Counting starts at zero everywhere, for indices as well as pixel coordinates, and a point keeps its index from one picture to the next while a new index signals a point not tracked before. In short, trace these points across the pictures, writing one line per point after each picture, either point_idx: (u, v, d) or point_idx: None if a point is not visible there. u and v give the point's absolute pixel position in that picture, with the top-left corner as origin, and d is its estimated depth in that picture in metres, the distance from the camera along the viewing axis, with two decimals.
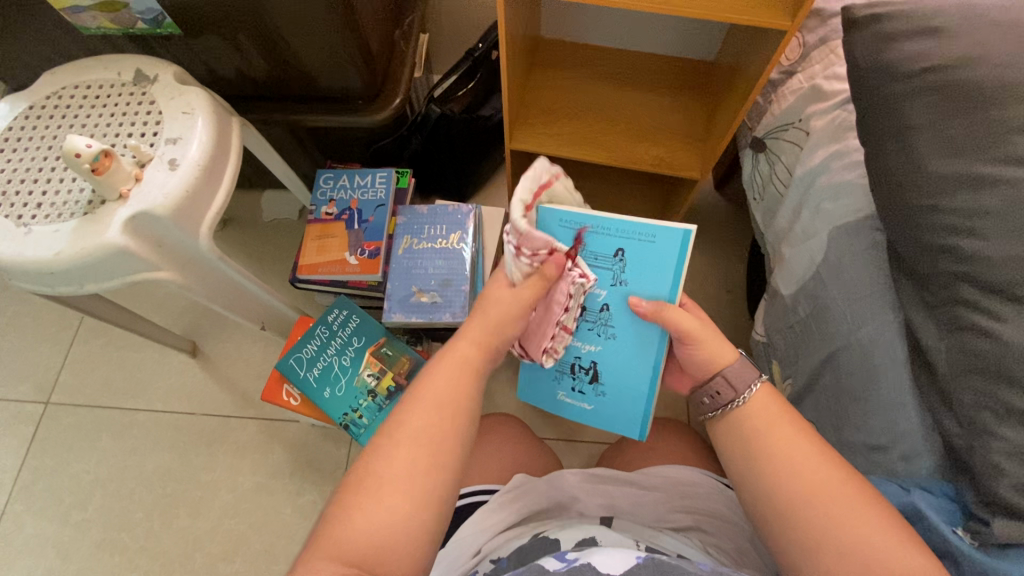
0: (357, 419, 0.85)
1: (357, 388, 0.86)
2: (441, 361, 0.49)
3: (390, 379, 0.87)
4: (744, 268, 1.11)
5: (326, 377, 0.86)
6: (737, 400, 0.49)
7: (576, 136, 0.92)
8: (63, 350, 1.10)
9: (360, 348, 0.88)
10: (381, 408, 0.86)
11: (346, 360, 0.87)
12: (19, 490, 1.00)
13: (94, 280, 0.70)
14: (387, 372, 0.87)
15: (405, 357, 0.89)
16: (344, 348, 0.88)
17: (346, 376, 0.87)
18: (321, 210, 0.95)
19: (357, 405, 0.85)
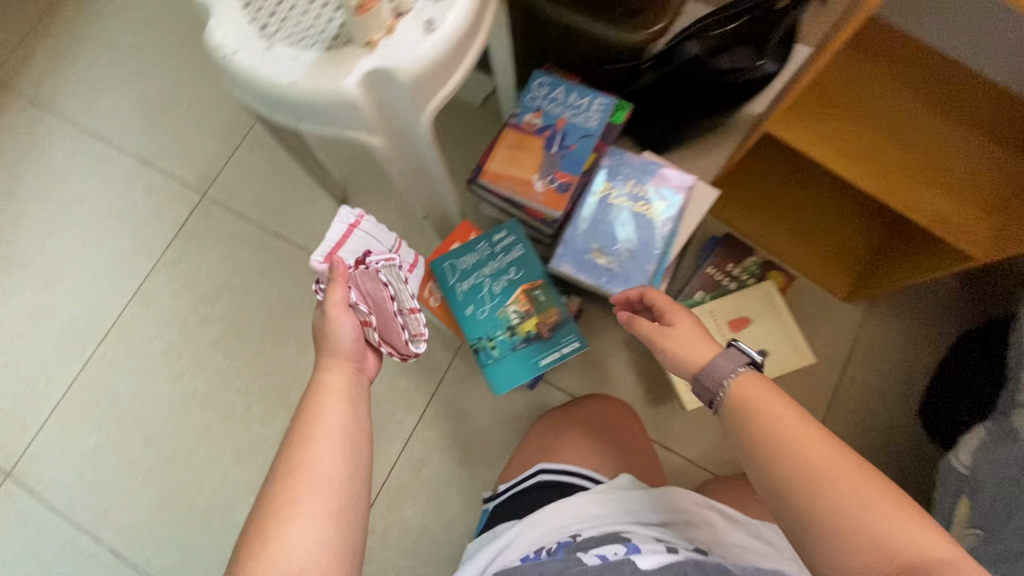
0: (489, 348, 0.83)
1: (500, 319, 0.83)
2: (315, 490, 0.50)
3: (533, 324, 0.84)
4: (930, 360, 1.01)
5: (505, 294, 0.84)
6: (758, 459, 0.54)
7: (852, 153, 0.77)
8: (229, 150, 1.18)
9: (514, 281, 0.84)
10: (516, 347, 0.83)
11: (497, 287, 0.84)
12: (164, 262, 1.13)
13: (308, 119, 0.65)
14: (533, 316, 0.84)
15: (554, 309, 0.84)
16: (499, 274, 0.84)
17: (492, 302, 0.84)
18: (524, 117, 0.89)
19: (493, 335, 0.83)
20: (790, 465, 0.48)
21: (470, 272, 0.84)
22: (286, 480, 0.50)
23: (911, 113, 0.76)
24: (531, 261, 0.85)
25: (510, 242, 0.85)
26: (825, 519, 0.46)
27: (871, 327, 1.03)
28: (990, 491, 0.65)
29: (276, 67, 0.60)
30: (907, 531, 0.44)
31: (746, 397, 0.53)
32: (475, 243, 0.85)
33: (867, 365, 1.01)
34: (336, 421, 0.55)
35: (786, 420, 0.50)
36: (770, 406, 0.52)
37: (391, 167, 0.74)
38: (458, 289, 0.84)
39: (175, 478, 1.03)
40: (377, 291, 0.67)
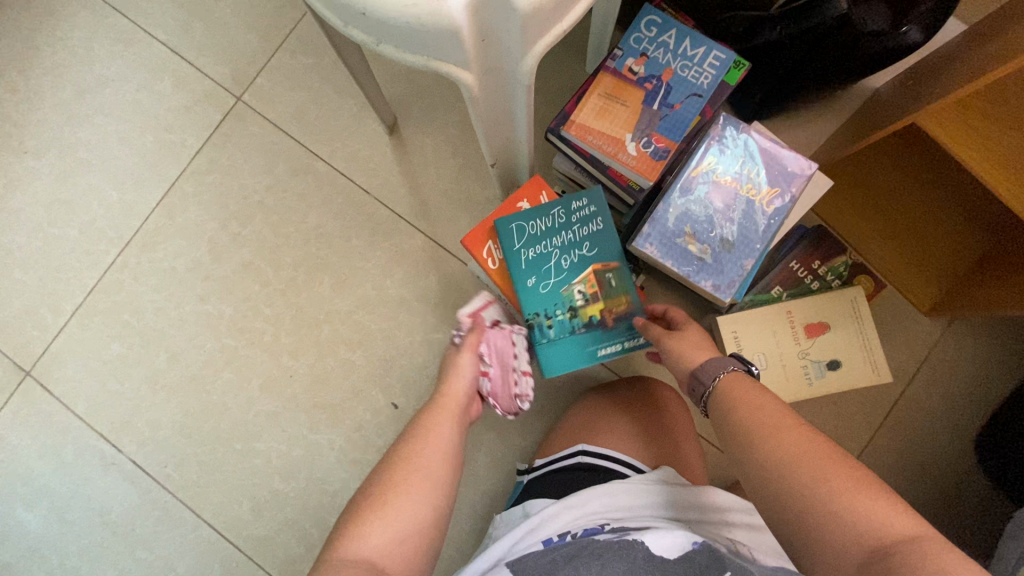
0: (544, 326, 0.74)
1: (562, 297, 0.74)
2: (422, 475, 0.55)
3: (597, 310, 0.74)
4: (1007, 391, 0.94)
5: (573, 271, 0.75)
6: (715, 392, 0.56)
7: (1009, 162, 0.66)
8: (270, 50, 1.04)
9: (586, 258, 0.75)
10: (574, 332, 0.74)
11: (566, 262, 0.75)
12: (192, 171, 1.03)
13: (392, 42, 0.53)
14: (599, 300, 0.74)
15: (625, 297, 0.75)
16: (570, 247, 0.75)
17: (557, 276, 0.75)
18: (625, 62, 0.76)
19: (552, 313, 0.74)
20: (764, 448, 0.49)
21: (539, 239, 0.75)
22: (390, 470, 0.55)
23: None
24: (608, 240, 0.76)
25: (589, 214, 0.76)
26: (796, 499, 0.46)
27: (950, 348, 0.95)
28: None
29: None
30: (877, 510, 0.43)
31: (733, 391, 0.54)
32: (550, 208, 0.76)
33: (936, 385, 0.95)
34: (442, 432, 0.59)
35: (770, 409, 0.51)
36: (757, 399, 0.53)
37: (473, 110, 0.63)
38: (521, 255, 0.75)
39: (199, 400, 1.00)
40: (506, 348, 0.74)
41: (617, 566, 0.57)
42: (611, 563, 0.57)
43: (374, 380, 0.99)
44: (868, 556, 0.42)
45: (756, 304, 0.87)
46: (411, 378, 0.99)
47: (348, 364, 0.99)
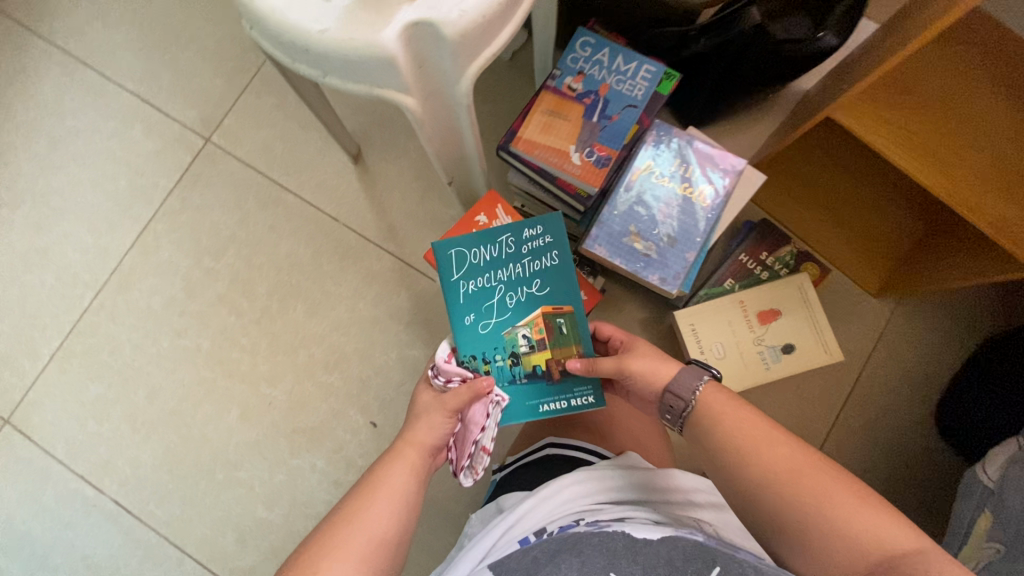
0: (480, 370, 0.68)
1: (505, 341, 0.69)
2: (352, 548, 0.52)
3: (543, 359, 0.68)
4: (959, 362, 0.98)
5: (519, 311, 0.70)
6: (687, 407, 0.59)
7: (919, 145, 0.71)
8: (235, 92, 1.09)
9: (535, 297, 0.70)
10: (513, 381, 0.68)
11: (513, 300, 0.70)
12: (165, 211, 1.07)
13: (336, 74, 0.58)
14: (546, 348, 0.68)
15: (575, 345, 0.69)
16: (519, 284, 0.71)
17: (502, 315, 0.70)
18: (564, 81, 0.82)
19: (492, 357, 0.69)
20: (756, 468, 0.53)
21: (482, 271, 0.71)
22: (352, 517, 0.54)
23: (993, 111, 0.71)
24: (560, 277, 0.71)
25: (543, 245, 0.72)
26: (794, 514, 0.50)
27: (901, 326, 1.00)
28: (1016, 509, 0.65)
29: (300, 10, 0.53)
30: (863, 521, 0.48)
31: (713, 406, 0.57)
32: (499, 236, 0.72)
33: (891, 363, 0.99)
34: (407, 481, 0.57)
35: (749, 424, 0.55)
36: (737, 416, 0.56)
37: (421, 132, 0.68)
38: (461, 288, 0.71)
39: (179, 433, 1.01)
40: (478, 416, 0.64)
41: (597, 561, 0.55)
42: (591, 556, 0.56)
43: (352, 399, 1.01)
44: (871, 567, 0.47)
45: (711, 297, 0.91)
46: (388, 395, 1.01)
47: (326, 387, 1.02)
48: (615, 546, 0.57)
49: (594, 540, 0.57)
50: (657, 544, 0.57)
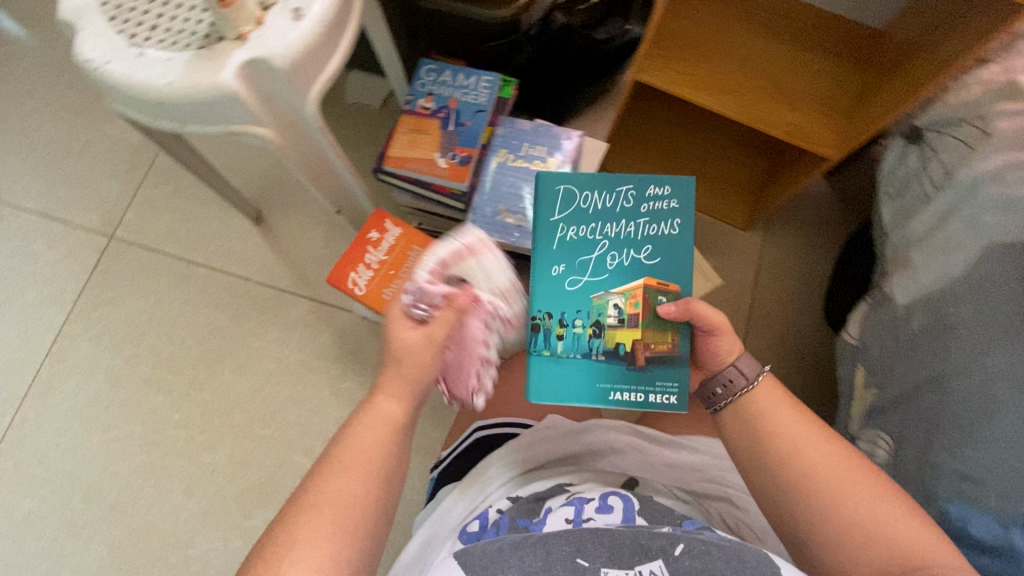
0: (544, 327, 0.65)
1: (593, 305, 0.66)
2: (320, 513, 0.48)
3: (630, 337, 0.64)
4: (830, 266, 1.10)
5: (617, 276, 0.66)
6: (747, 386, 0.61)
7: (709, 83, 0.84)
8: (132, 188, 1.16)
9: (634, 268, 0.66)
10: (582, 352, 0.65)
11: (612, 262, 0.67)
12: (78, 312, 1.09)
13: (195, 121, 0.67)
14: (633, 327, 0.65)
15: (670, 335, 0.65)
16: (630, 248, 0.67)
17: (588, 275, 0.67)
18: (418, 102, 0.94)
19: (570, 318, 0.65)
20: (797, 465, 0.54)
21: (589, 219, 0.68)
22: (314, 504, 0.49)
23: (760, 47, 0.85)
24: (675, 250, 0.67)
25: (666, 209, 0.68)
26: (828, 509, 0.52)
27: (773, 248, 1.12)
28: (876, 355, 0.72)
29: (148, 72, 0.62)
30: (900, 527, 0.50)
31: (765, 401, 0.59)
32: (620, 184, 0.69)
33: (775, 283, 1.10)
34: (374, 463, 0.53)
35: (795, 424, 0.57)
36: (786, 416, 0.58)
37: (289, 162, 0.76)
38: (558, 235, 0.68)
39: (122, 527, 0.98)
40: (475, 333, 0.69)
41: (563, 549, 0.55)
42: (557, 545, 0.55)
43: (295, 445, 1.02)
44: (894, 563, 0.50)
45: None
46: (329, 432, 1.03)
47: (266, 441, 1.02)
48: (581, 533, 0.56)
49: (559, 531, 0.57)
50: (620, 529, 0.57)
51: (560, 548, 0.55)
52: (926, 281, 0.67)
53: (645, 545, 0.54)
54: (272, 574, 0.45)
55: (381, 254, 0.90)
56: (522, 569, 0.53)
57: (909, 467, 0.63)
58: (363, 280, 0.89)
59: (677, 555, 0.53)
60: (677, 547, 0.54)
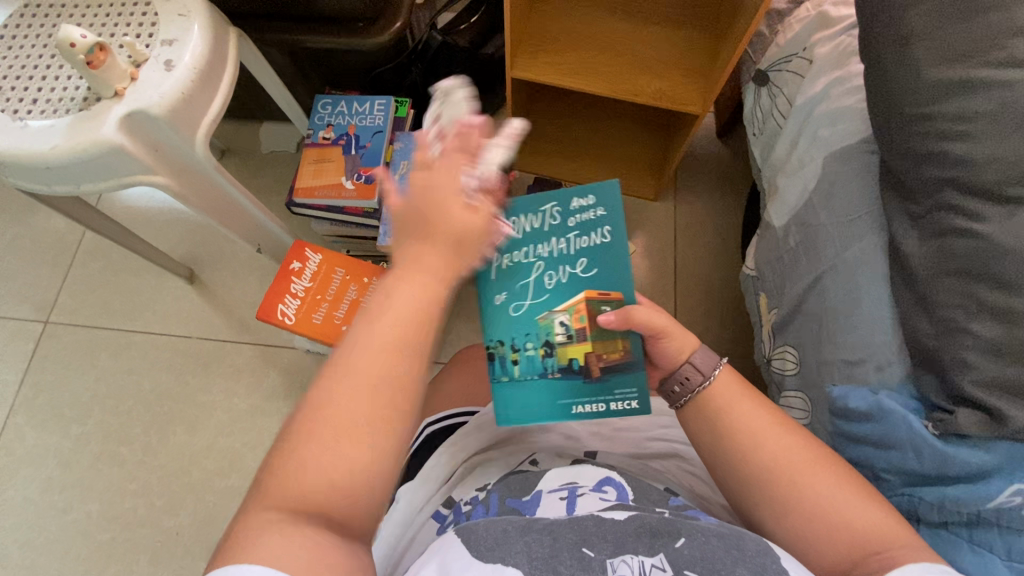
0: (505, 358, 0.59)
1: (540, 327, 0.59)
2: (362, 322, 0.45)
3: (585, 349, 0.59)
4: (740, 217, 1.17)
5: (558, 294, 0.59)
6: (704, 382, 0.57)
7: (576, 68, 0.92)
8: (62, 272, 1.17)
9: (578, 286, 0.59)
10: (544, 374, 0.59)
11: (553, 283, 0.59)
12: (20, 403, 1.08)
13: (90, 181, 0.70)
14: (588, 339, 0.59)
15: (623, 339, 0.59)
16: (568, 267, 0.60)
17: (531, 299, 0.59)
18: (318, 134, 0.98)
19: (519, 342, 0.59)
20: (756, 459, 0.52)
21: (522, 242, 0.61)
22: (329, 393, 0.43)
23: (616, 28, 0.93)
24: (614, 260, 0.59)
25: (594, 218, 0.60)
26: (789, 500, 0.50)
27: (686, 210, 1.18)
28: (770, 276, 0.77)
29: (33, 142, 0.66)
30: (862, 512, 0.48)
31: (724, 395, 0.56)
32: (542, 202, 0.61)
33: (693, 242, 1.16)
34: (392, 361, 0.44)
35: (757, 420, 0.54)
36: (748, 409, 0.55)
37: (192, 206, 0.79)
38: (494, 262, 0.60)
39: None
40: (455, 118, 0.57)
41: (569, 538, 0.53)
42: (563, 533, 0.53)
43: None
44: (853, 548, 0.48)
45: None
46: None
47: (228, 492, 1.02)
48: (587, 523, 0.54)
49: (564, 520, 0.54)
50: (624, 519, 0.54)
51: (564, 536, 0.53)
52: (792, 200, 0.72)
53: (648, 536, 0.52)
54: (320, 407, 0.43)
55: (305, 283, 0.93)
56: (529, 558, 0.50)
57: (810, 369, 0.66)
58: (292, 309, 0.92)
59: (678, 547, 0.51)
60: (677, 538, 0.52)
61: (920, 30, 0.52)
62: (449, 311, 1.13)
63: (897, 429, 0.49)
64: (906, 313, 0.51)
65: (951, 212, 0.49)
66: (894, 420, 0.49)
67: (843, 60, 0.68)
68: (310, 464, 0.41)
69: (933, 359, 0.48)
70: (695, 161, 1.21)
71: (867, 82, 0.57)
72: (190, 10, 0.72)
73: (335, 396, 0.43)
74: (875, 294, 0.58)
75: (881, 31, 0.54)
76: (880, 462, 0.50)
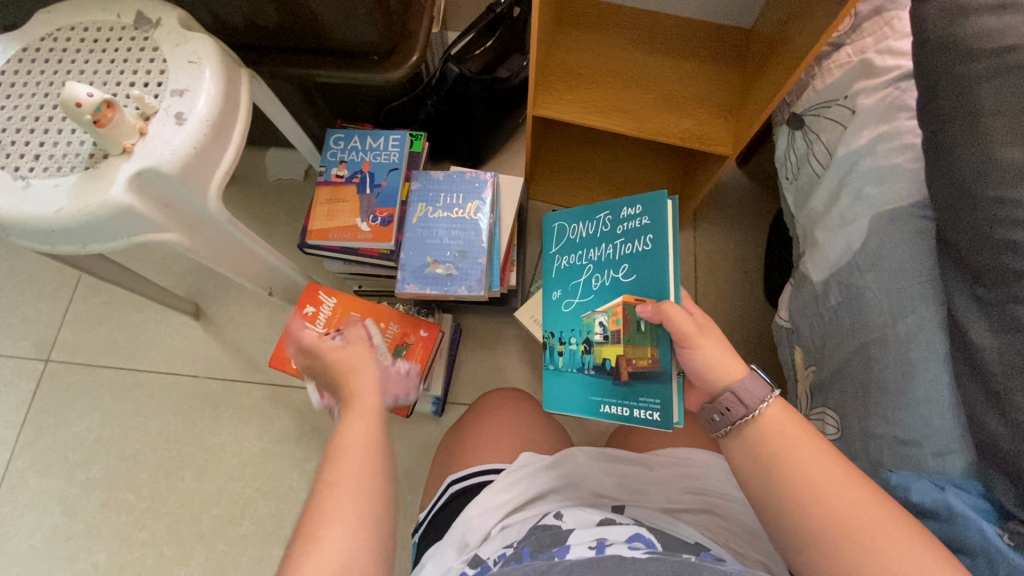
0: (557, 351, 0.70)
1: (585, 324, 0.69)
2: (341, 455, 0.49)
3: (614, 353, 0.65)
4: (762, 250, 1.14)
5: (602, 295, 0.69)
6: (749, 415, 0.51)
7: (602, 104, 0.88)
8: (63, 307, 1.13)
9: (620, 283, 0.67)
10: (581, 368, 0.68)
11: (601, 281, 0.70)
12: (21, 447, 1.04)
13: (96, 240, 0.66)
14: (619, 342, 0.64)
15: (651, 348, 0.62)
16: (611, 267, 0.69)
17: (586, 293, 0.71)
18: (331, 171, 0.95)
19: (570, 337, 0.70)
20: (820, 515, 0.46)
21: (579, 247, 0.74)
22: (325, 508, 0.45)
23: (643, 63, 0.89)
24: (653, 265, 0.65)
25: (639, 226, 0.68)
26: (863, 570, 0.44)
27: (707, 242, 1.15)
28: (807, 332, 0.74)
29: (35, 203, 0.62)
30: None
31: (775, 434, 0.50)
32: (598, 213, 0.73)
33: (713, 276, 1.13)
34: (363, 468, 0.48)
35: (827, 470, 0.47)
36: (810, 454, 0.48)
37: (202, 258, 0.75)
38: (557, 264, 0.76)
39: None
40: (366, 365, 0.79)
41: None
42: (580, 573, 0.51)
43: (269, 538, 0.99)
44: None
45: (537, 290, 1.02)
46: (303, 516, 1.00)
47: (239, 540, 0.99)
48: (606, 561, 0.52)
49: (582, 560, 0.52)
50: (645, 559, 0.52)
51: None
52: (833, 257, 0.69)
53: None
54: (322, 514, 0.45)
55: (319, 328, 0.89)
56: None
57: (854, 438, 0.63)
58: None
59: None
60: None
61: (987, 108, 0.51)
62: (465, 348, 1.10)
63: (967, 534, 0.47)
64: (975, 410, 0.50)
65: (1018, 304, 0.47)
66: (964, 524, 0.48)
67: (889, 115, 0.66)
68: (327, 542, 0.44)
69: (1011, 466, 0.47)
70: (716, 190, 1.18)
71: (927, 156, 0.56)
72: (202, 56, 0.68)
73: (339, 474, 0.47)
74: (933, 373, 0.55)
75: (948, 106, 0.54)
76: None
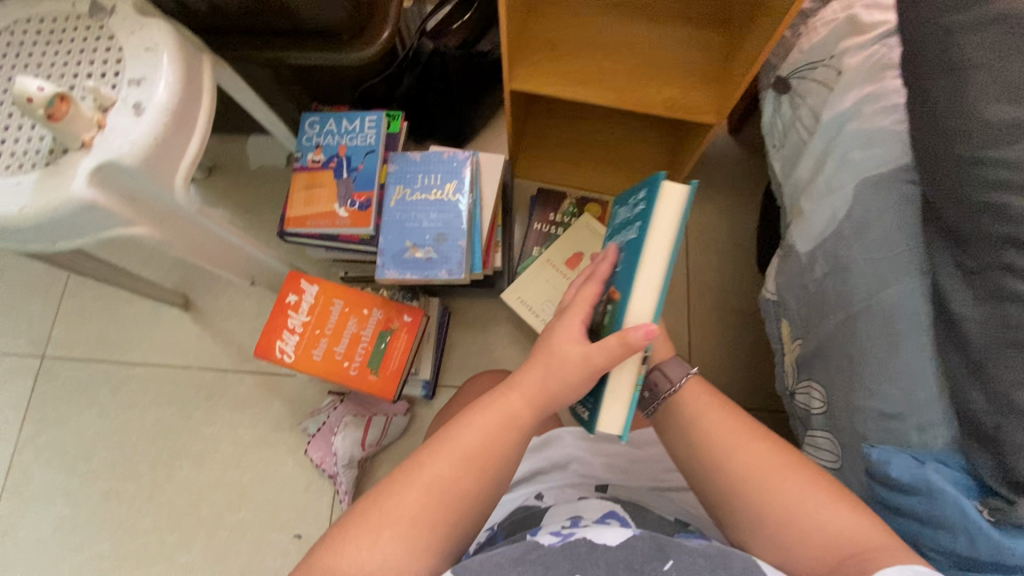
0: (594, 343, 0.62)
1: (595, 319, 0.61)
2: (447, 447, 0.50)
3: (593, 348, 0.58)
4: (754, 220, 1.11)
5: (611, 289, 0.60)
6: (674, 389, 0.59)
7: (582, 75, 0.85)
8: (55, 303, 1.13)
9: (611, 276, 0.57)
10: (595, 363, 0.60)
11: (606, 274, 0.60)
12: (23, 442, 1.06)
13: (65, 237, 0.65)
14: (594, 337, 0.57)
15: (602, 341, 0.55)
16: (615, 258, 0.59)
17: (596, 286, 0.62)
18: (307, 157, 0.93)
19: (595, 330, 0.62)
20: (732, 476, 0.53)
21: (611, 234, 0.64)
22: (402, 489, 0.48)
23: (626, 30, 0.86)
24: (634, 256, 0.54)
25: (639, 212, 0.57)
26: (761, 507, 0.51)
27: (699, 214, 1.12)
28: (792, 304, 0.72)
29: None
30: (831, 516, 0.49)
31: (690, 404, 0.58)
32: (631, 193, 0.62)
33: (705, 249, 1.10)
34: (460, 471, 0.49)
35: (727, 427, 0.55)
36: (720, 418, 0.56)
37: (176, 251, 0.75)
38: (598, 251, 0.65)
39: None
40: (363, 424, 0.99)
41: (562, 566, 0.47)
42: (556, 563, 0.47)
43: (268, 523, 1.01)
44: (831, 551, 0.48)
45: (524, 269, 1.00)
46: (300, 501, 1.01)
47: (238, 526, 1.00)
48: (579, 548, 0.48)
49: (556, 547, 0.49)
50: (616, 545, 0.49)
51: (558, 565, 0.47)
52: (818, 226, 0.67)
53: (640, 566, 0.47)
54: (398, 495, 0.48)
55: (302, 317, 0.89)
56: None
57: (839, 412, 0.61)
58: (291, 345, 0.88)
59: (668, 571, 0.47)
60: (665, 562, 0.47)
61: (979, 64, 0.48)
62: (455, 331, 1.09)
63: (948, 510, 0.47)
64: (958, 382, 0.49)
65: (1007, 273, 0.46)
66: (946, 500, 0.47)
67: (876, 74, 0.62)
68: (364, 550, 0.45)
69: (994, 442, 0.46)
70: (707, 159, 1.14)
71: (911, 118, 0.54)
72: (159, 42, 0.66)
73: (434, 469, 0.49)
74: (917, 345, 0.53)
75: (931, 62, 0.51)
76: (926, 539, 0.49)
